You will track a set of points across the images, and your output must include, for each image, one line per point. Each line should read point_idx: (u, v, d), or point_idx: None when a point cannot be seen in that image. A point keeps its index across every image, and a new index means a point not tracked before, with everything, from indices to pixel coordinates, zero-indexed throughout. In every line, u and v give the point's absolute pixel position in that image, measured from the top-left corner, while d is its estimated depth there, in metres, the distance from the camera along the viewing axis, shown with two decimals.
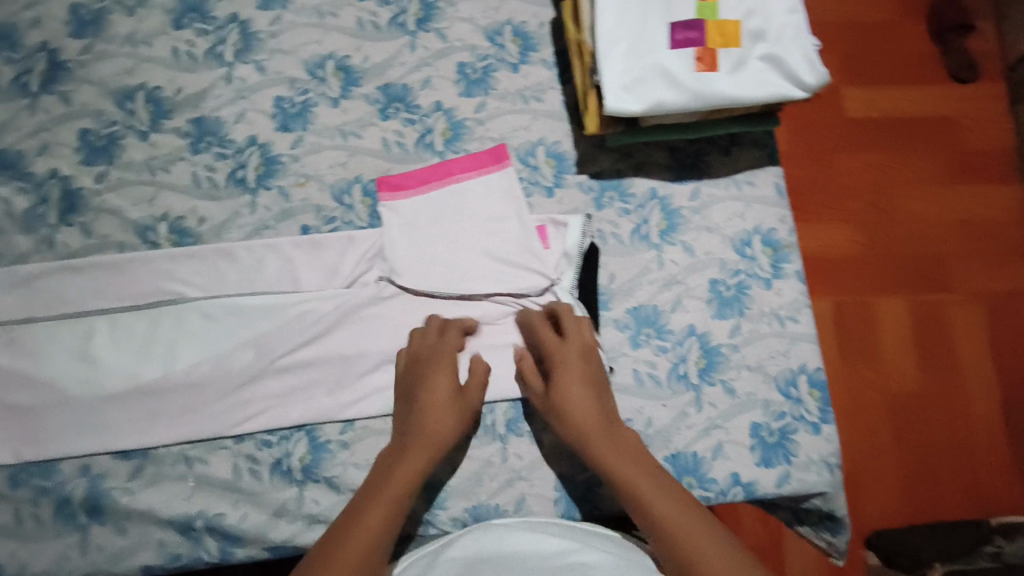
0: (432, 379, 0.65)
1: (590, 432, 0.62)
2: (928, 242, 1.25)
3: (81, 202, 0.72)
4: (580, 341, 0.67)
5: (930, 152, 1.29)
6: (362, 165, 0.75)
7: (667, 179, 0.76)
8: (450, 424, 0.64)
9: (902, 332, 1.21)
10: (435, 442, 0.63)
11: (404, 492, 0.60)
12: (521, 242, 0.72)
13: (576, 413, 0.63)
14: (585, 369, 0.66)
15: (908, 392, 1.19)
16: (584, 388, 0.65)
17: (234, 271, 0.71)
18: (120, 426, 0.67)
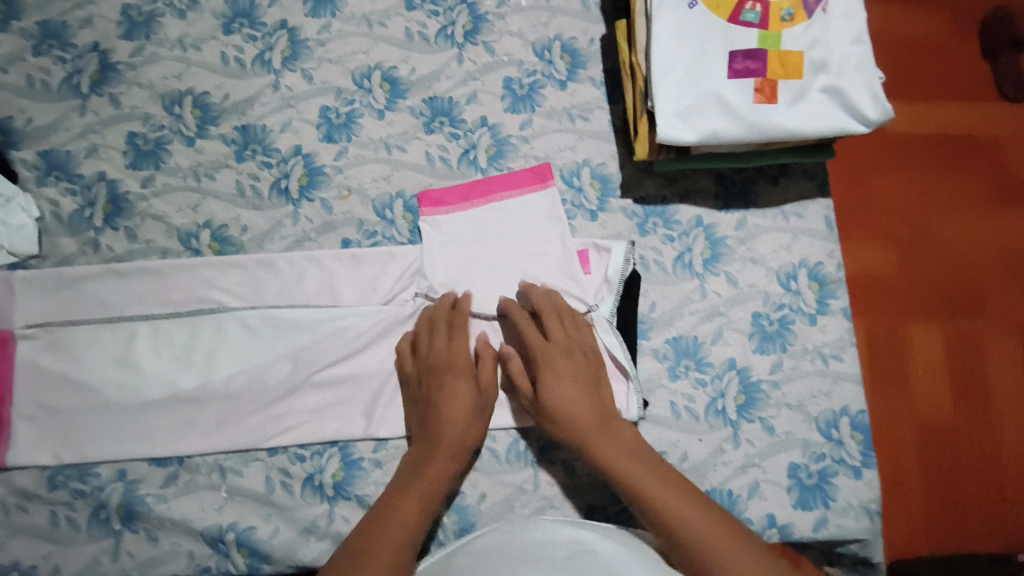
0: (461, 387, 0.66)
1: (593, 438, 0.63)
2: (972, 266, 1.12)
3: (127, 206, 0.72)
4: (572, 339, 0.67)
5: (978, 174, 1.17)
6: (405, 180, 0.74)
7: (714, 207, 0.74)
8: (474, 434, 0.65)
9: (944, 362, 1.08)
10: (461, 451, 0.64)
11: (432, 496, 0.61)
12: (563, 266, 0.71)
13: (567, 413, 0.63)
14: (579, 371, 0.66)
15: (948, 429, 1.05)
16: (581, 391, 0.65)
17: (275, 282, 0.71)
18: (158, 432, 0.67)
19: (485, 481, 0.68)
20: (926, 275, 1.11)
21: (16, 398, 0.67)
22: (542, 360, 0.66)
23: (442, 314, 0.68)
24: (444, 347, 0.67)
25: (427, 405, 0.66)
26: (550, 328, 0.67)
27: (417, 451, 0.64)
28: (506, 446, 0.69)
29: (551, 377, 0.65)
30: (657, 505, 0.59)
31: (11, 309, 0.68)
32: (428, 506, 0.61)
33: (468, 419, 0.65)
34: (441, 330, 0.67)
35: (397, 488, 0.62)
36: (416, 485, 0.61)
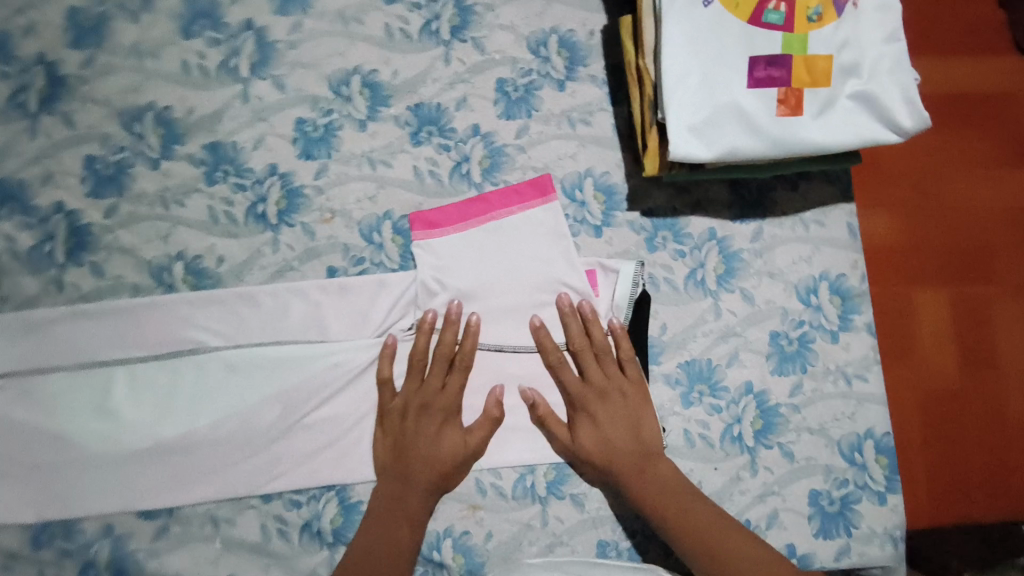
0: (451, 427, 0.63)
1: (629, 468, 0.62)
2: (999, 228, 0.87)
3: (91, 240, 0.66)
4: (609, 375, 0.64)
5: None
6: (393, 199, 0.68)
7: (728, 218, 0.69)
8: (461, 468, 0.63)
9: (956, 347, 0.85)
10: (444, 483, 0.62)
11: (416, 530, 0.61)
12: (568, 289, 0.66)
13: (609, 446, 0.62)
14: (618, 409, 0.63)
15: (952, 415, 0.84)
16: (620, 431, 0.63)
17: (257, 317, 0.65)
18: (143, 484, 0.63)
19: (491, 520, 0.65)
20: (997, 242, 0.87)
21: None
22: (580, 402, 0.63)
23: (445, 349, 0.63)
24: (438, 389, 0.63)
25: (411, 439, 0.62)
26: (586, 367, 0.64)
27: (395, 480, 0.62)
28: (512, 482, 0.66)
29: (591, 420, 0.63)
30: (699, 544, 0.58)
31: None
32: (413, 539, 0.60)
33: (456, 455, 0.62)
34: (437, 371, 0.63)
35: (380, 519, 0.60)
36: (402, 518, 0.60)
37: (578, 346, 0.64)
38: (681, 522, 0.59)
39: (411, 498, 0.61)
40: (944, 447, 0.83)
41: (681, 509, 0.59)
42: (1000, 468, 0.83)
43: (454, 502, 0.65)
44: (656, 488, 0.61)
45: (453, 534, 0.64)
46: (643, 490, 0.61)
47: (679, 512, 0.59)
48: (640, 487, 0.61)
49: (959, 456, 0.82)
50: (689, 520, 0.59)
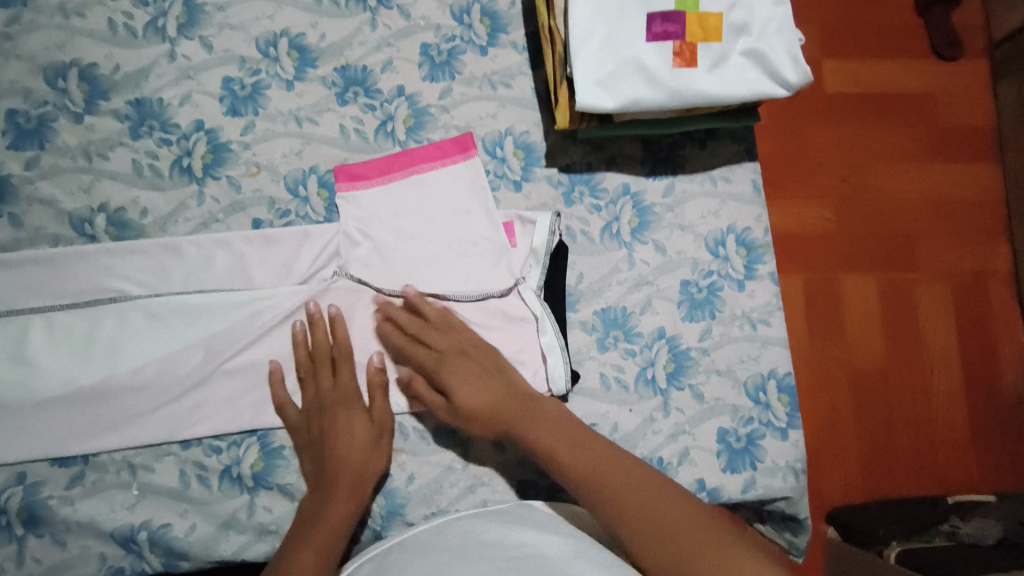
0: (354, 424, 0.63)
1: (510, 416, 0.62)
2: (896, 220, 1.17)
3: (9, 191, 0.66)
4: (463, 339, 0.65)
5: (907, 129, 1.20)
6: (318, 155, 0.70)
7: (641, 173, 0.73)
8: (369, 469, 0.62)
9: (876, 312, 1.14)
10: (355, 495, 0.60)
11: (327, 540, 0.58)
12: (492, 238, 0.69)
13: (481, 404, 0.61)
14: (480, 370, 0.63)
15: (871, 362, 1.12)
16: (484, 385, 0.62)
17: (180, 267, 0.66)
18: (58, 432, 0.62)
19: (414, 462, 0.66)
20: (855, 229, 1.16)
21: None
22: (440, 368, 0.63)
23: (324, 347, 0.65)
24: (330, 387, 0.64)
25: (320, 448, 0.62)
26: (436, 337, 0.64)
27: (312, 499, 0.61)
28: (434, 426, 0.67)
29: (457, 382, 0.62)
30: (605, 490, 0.56)
31: None
32: (319, 562, 0.56)
33: (363, 456, 0.62)
34: (323, 367, 0.64)
35: (290, 548, 0.57)
36: (310, 541, 0.58)
37: (428, 317, 0.65)
38: (587, 469, 0.57)
39: (320, 515, 0.59)
40: (861, 386, 1.11)
41: (587, 457, 0.58)
42: (856, 400, 1.11)
43: None
44: (548, 431, 0.60)
45: (375, 477, 0.66)
46: (537, 432, 0.60)
47: (584, 461, 0.58)
48: (545, 443, 0.60)
49: (826, 396, 1.10)
50: (595, 469, 0.57)
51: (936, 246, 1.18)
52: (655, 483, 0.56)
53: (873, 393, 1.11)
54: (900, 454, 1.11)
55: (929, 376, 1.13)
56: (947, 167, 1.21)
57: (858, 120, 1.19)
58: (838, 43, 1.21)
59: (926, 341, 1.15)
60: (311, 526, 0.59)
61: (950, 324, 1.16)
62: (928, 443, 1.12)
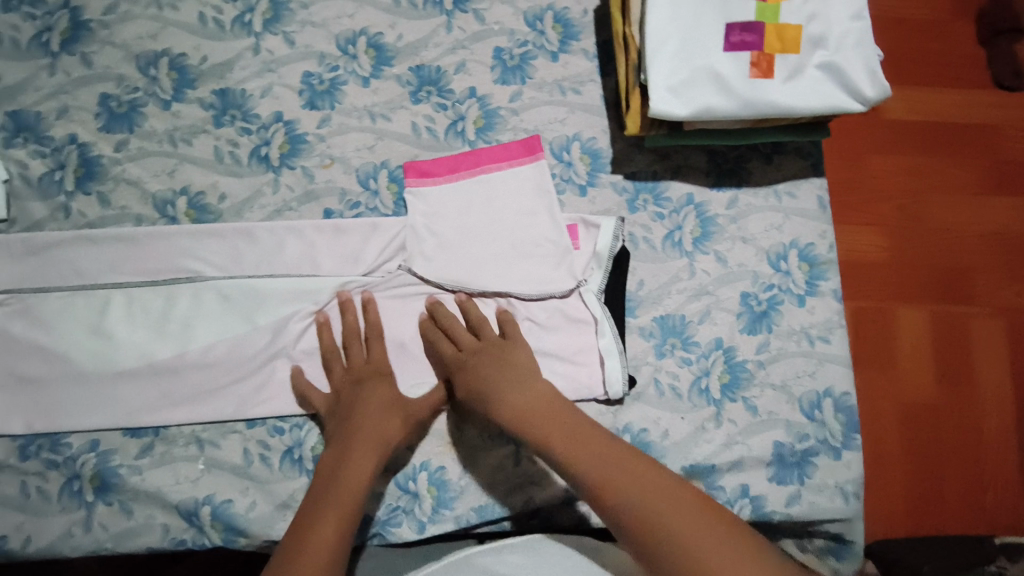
0: (382, 394, 0.62)
1: (516, 404, 0.58)
2: (951, 252, 1.14)
3: (99, 170, 0.69)
4: (493, 339, 0.63)
5: (969, 160, 1.18)
6: (390, 150, 0.72)
7: (706, 184, 0.73)
8: (392, 431, 0.60)
9: (927, 344, 1.11)
10: (375, 453, 0.58)
11: (348, 506, 0.54)
12: (554, 240, 0.70)
13: (492, 391, 0.59)
14: (504, 368, 0.60)
15: (921, 395, 1.09)
16: (494, 372, 0.60)
17: (254, 251, 0.69)
18: (133, 403, 0.65)
19: (467, 456, 0.67)
20: (908, 258, 1.13)
21: None
22: (465, 366, 0.62)
23: (354, 329, 0.66)
24: (362, 365, 0.64)
25: (344, 414, 0.61)
26: (465, 338, 0.64)
27: (329, 468, 0.57)
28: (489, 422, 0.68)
29: (480, 385, 0.60)
30: (667, 528, 0.48)
31: None
32: (343, 525, 0.53)
33: (384, 424, 0.60)
34: (352, 344, 0.65)
35: (313, 511, 0.54)
36: (333, 503, 0.54)
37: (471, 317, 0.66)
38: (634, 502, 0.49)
39: (344, 473, 0.56)
40: (907, 418, 1.09)
41: (635, 486, 0.50)
42: (901, 432, 1.08)
43: (433, 438, 0.67)
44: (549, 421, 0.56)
45: (429, 468, 0.67)
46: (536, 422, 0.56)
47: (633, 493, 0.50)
48: (578, 460, 0.53)
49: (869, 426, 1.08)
50: (637, 488, 0.50)
51: (995, 281, 1.14)
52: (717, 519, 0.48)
53: (920, 427, 1.08)
54: (948, 494, 1.07)
55: (982, 414, 1.09)
56: (1011, 201, 1.17)
57: (918, 149, 1.17)
58: (902, 71, 1.20)
59: (979, 378, 1.11)
60: (330, 493, 0.55)
61: (1008, 364, 1.12)
62: (977, 485, 1.07)
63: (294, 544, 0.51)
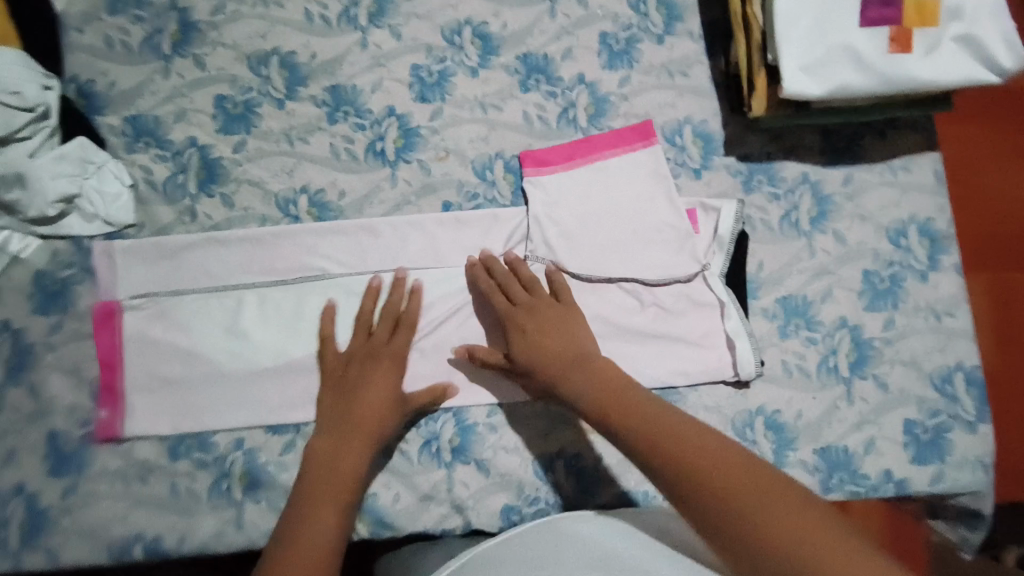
0: (384, 380, 0.64)
1: (562, 369, 0.60)
2: None
3: (221, 172, 0.70)
4: (558, 323, 0.63)
5: None
6: (504, 140, 0.72)
7: (820, 163, 0.72)
8: (388, 426, 0.63)
9: None
10: (369, 447, 0.62)
11: (343, 493, 0.60)
12: (675, 225, 0.70)
13: (545, 358, 0.61)
14: (557, 335, 0.62)
15: None
16: (548, 339, 0.62)
17: (378, 247, 0.70)
18: (274, 401, 0.67)
19: (603, 441, 0.68)
20: None
21: (128, 367, 0.66)
22: (516, 326, 0.63)
23: (392, 309, 0.66)
24: (381, 343, 0.65)
25: (350, 392, 0.64)
26: (527, 320, 0.63)
27: (327, 440, 0.62)
28: None
29: (529, 344, 0.62)
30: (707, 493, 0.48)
31: (114, 281, 0.67)
32: (342, 514, 0.59)
33: (386, 410, 0.63)
34: (382, 324, 0.66)
35: (314, 492, 0.59)
36: (332, 489, 0.59)
37: (521, 276, 0.66)
38: (680, 466, 0.50)
39: (340, 465, 0.61)
40: None
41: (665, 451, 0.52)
42: None
43: (566, 426, 0.68)
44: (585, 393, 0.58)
45: (565, 456, 0.67)
46: (571, 394, 0.59)
47: (683, 460, 0.50)
48: (616, 424, 0.55)
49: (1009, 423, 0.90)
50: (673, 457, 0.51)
51: None
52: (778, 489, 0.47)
53: None
54: None
55: None
56: None
57: None
58: None
59: None
60: (326, 476, 0.60)
61: None
62: None
63: (292, 531, 0.57)
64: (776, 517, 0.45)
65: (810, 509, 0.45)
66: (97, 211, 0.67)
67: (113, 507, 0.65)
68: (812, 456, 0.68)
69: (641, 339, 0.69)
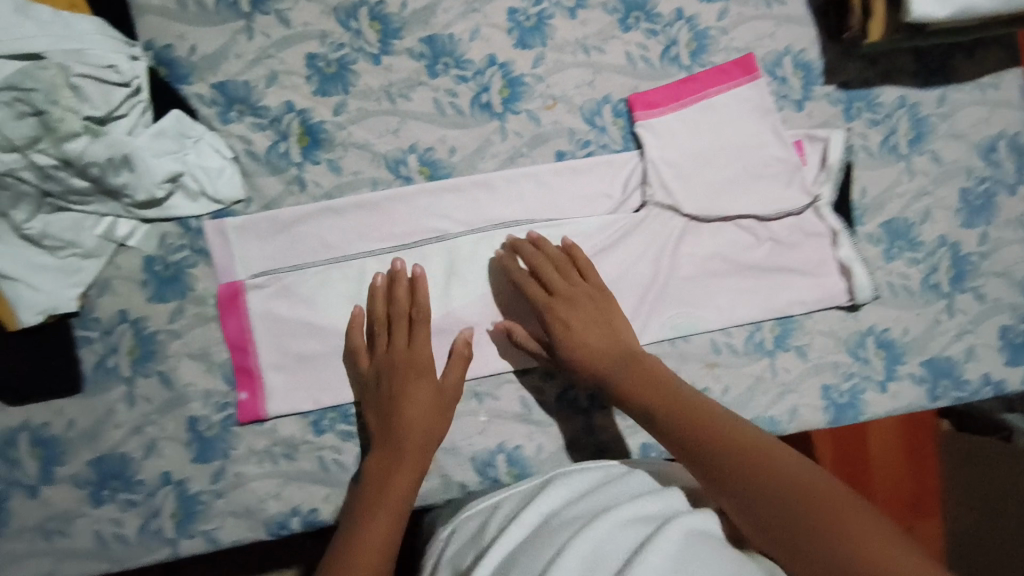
0: (421, 390, 0.63)
1: (603, 363, 0.62)
2: None
3: (325, 138, 0.67)
4: (593, 315, 0.64)
5: None
6: (610, 84, 0.71)
7: (913, 86, 0.74)
8: (433, 433, 0.63)
9: None
10: (424, 457, 0.61)
11: (399, 511, 0.58)
12: (784, 158, 0.71)
13: (583, 350, 0.63)
14: (595, 323, 0.64)
15: None
16: (595, 333, 0.63)
17: (495, 203, 0.69)
18: None
19: (727, 374, 0.71)
20: None
21: (260, 346, 0.66)
22: (557, 317, 0.64)
23: (400, 310, 0.65)
24: (403, 351, 0.64)
25: (386, 406, 0.63)
26: (570, 313, 0.64)
27: (379, 458, 0.61)
28: (742, 339, 0.72)
29: (564, 325, 0.64)
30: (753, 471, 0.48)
31: (232, 262, 0.65)
32: (396, 522, 0.58)
33: (428, 420, 0.62)
34: (400, 330, 0.65)
35: (364, 505, 0.58)
36: (378, 502, 0.58)
37: (550, 258, 0.66)
38: (699, 438, 0.52)
39: (391, 479, 0.60)
40: None
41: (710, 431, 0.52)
42: None
43: (692, 361, 0.71)
44: (637, 383, 0.59)
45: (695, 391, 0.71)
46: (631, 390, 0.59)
47: (710, 436, 0.52)
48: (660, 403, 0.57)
49: None
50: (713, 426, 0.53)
51: None
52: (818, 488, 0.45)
53: None
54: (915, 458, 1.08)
55: None
56: None
57: None
58: None
59: None
60: (379, 491, 0.59)
61: None
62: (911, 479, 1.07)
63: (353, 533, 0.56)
64: (819, 500, 0.45)
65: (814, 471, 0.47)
66: (202, 188, 0.64)
67: (265, 486, 0.66)
68: (919, 367, 0.73)
69: (758, 273, 0.72)
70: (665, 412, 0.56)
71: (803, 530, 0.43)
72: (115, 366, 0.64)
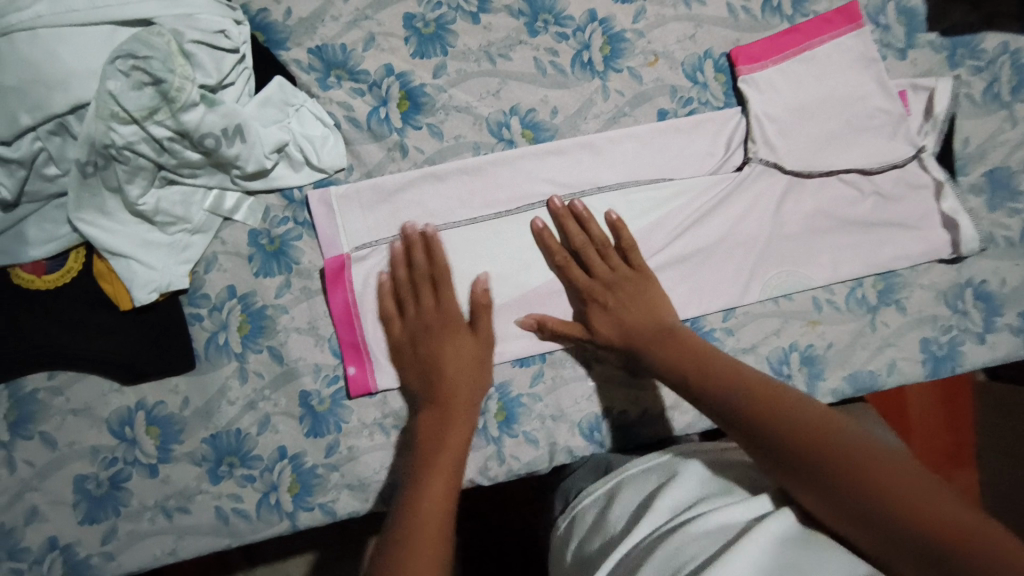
0: (456, 347, 0.61)
1: (644, 341, 0.60)
2: None
3: (426, 101, 0.65)
4: (636, 293, 0.63)
5: None
6: (712, 37, 0.69)
7: (1017, 32, 0.72)
8: (478, 390, 0.61)
9: None
10: (468, 416, 0.59)
11: (450, 471, 0.54)
12: (889, 109, 0.69)
13: (625, 327, 0.62)
14: (639, 303, 0.62)
15: None
16: (636, 311, 0.62)
17: (598, 163, 0.67)
18: (516, 334, 0.66)
19: (829, 331, 0.70)
20: None
21: (366, 320, 0.64)
22: (596, 301, 0.63)
23: (420, 272, 0.62)
24: (431, 309, 0.62)
25: (425, 365, 0.61)
26: (607, 295, 0.63)
27: (428, 417, 0.58)
28: (844, 295, 0.71)
29: (611, 309, 0.63)
30: (814, 444, 0.45)
31: (336, 234, 0.64)
32: (451, 485, 0.53)
33: (471, 377, 0.60)
34: (423, 292, 0.62)
35: (419, 470, 0.54)
36: (438, 463, 0.54)
37: (593, 237, 0.64)
38: (760, 411, 0.49)
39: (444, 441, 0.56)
40: None
41: (774, 408, 0.49)
42: None
43: (796, 319, 0.70)
44: (683, 356, 0.57)
45: (798, 347, 0.70)
46: (670, 360, 0.58)
47: (772, 411, 0.49)
48: (710, 377, 0.54)
49: None
50: (777, 400, 0.50)
51: None
52: (891, 463, 0.43)
53: None
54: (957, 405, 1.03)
55: None
56: None
57: None
58: None
59: None
60: (430, 454, 0.55)
61: None
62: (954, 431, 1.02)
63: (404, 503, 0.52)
64: (891, 476, 0.42)
65: (894, 456, 0.43)
66: (307, 157, 0.63)
67: (379, 458, 0.64)
68: (1019, 319, 0.72)
69: (862, 227, 0.70)
70: (716, 386, 0.53)
71: (876, 509, 0.41)
72: (226, 343, 0.64)
